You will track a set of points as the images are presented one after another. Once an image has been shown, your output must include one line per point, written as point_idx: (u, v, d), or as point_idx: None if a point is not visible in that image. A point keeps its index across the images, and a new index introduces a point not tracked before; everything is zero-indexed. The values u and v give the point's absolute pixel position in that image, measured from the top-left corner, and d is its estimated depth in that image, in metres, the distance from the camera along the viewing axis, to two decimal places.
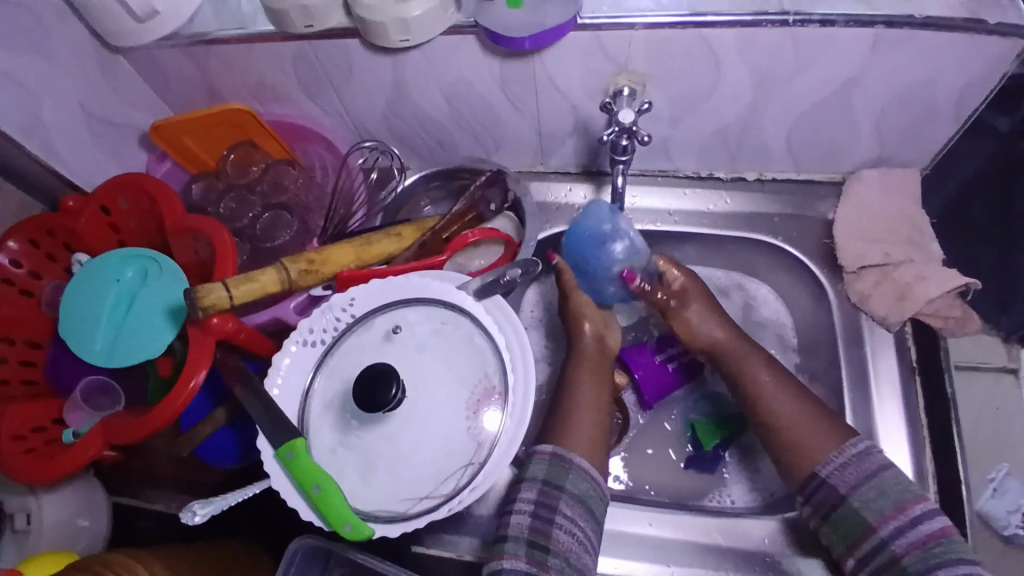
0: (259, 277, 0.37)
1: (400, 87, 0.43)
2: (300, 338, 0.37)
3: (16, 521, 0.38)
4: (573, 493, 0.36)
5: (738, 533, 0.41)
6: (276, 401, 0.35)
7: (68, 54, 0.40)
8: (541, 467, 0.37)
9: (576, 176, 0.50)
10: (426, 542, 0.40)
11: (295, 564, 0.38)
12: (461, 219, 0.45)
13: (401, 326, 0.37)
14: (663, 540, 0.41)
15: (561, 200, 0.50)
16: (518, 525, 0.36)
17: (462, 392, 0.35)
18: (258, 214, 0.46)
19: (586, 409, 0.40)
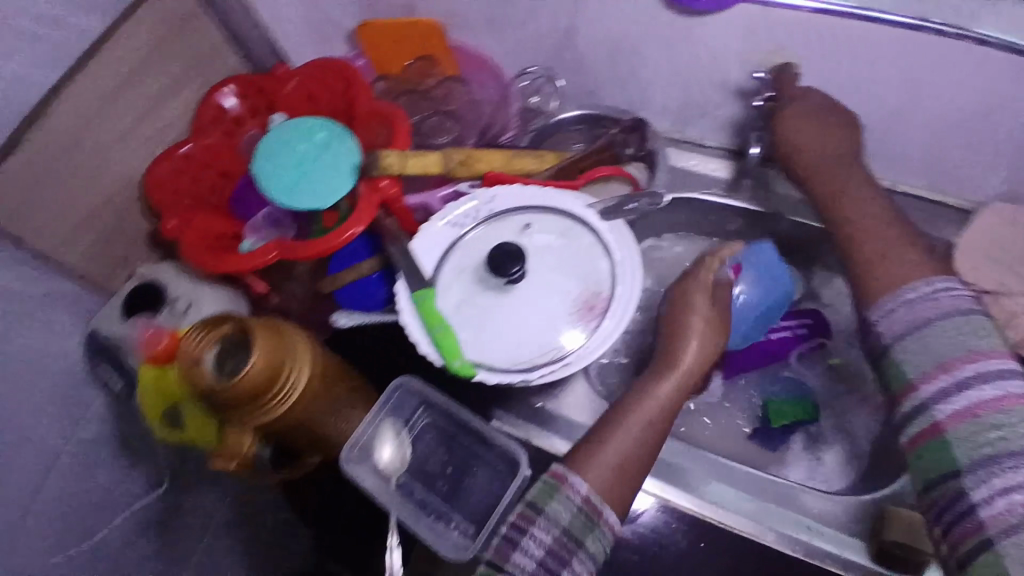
0: (427, 155, 0.44)
1: (572, 31, 0.49)
2: (445, 217, 0.42)
3: (179, 303, 0.46)
4: (590, 552, 0.33)
5: (789, 499, 0.43)
6: (417, 259, 0.41)
7: None
8: (568, 511, 0.34)
9: (713, 151, 0.53)
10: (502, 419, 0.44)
11: (395, 397, 0.43)
12: (598, 156, 0.49)
13: (531, 226, 0.42)
14: (713, 483, 0.44)
15: (691, 168, 0.53)
16: (521, 566, 0.32)
17: (573, 289, 0.40)
18: (426, 117, 0.52)
19: (636, 438, 0.38)
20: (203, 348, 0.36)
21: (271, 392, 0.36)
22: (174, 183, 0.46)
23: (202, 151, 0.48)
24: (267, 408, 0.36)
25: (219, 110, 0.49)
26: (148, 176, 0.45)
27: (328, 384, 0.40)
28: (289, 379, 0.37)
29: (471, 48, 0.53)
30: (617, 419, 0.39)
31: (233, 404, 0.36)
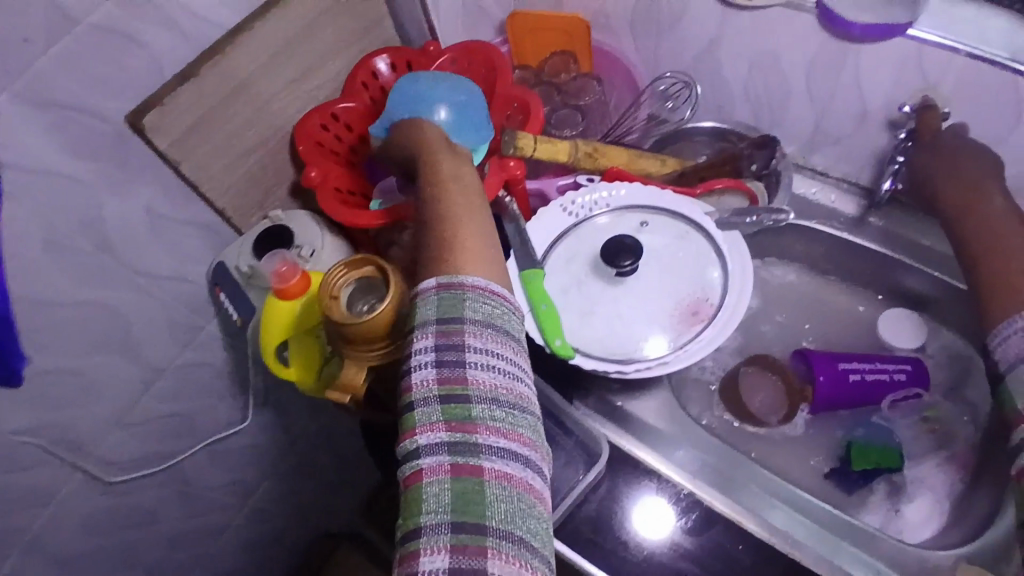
0: (558, 143, 0.45)
1: (716, 44, 0.49)
2: (563, 203, 0.43)
3: (304, 249, 0.46)
4: (475, 319, 0.30)
5: (863, 541, 0.42)
6: (531, 239, 0.43)
7: None
8: (429, 304, 0.31)
9: (835, 182, 0.53)
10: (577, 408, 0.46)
11: None
12: (721, 168, 0.48)
13: (646, 226, 0.43)
14: (782, 512, 0.43)
15: (808, 195, 0.53)
16: (423, 379, 0.29)
17: (679, 293, 0.41)
18: (556, 108, 0.53)
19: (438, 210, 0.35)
20: (338, 285, 0.37)
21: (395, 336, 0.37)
22: (319, 139, 0.49)
23: (348, 112, 0.50)
24: (389, 351, 0.37)
25: (369, 76, 0.51)
26: (296, 127, 0.48)
27: None
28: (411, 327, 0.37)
29: (613, 53, 0.54)
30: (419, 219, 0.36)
31: (359, 344, 0.36)
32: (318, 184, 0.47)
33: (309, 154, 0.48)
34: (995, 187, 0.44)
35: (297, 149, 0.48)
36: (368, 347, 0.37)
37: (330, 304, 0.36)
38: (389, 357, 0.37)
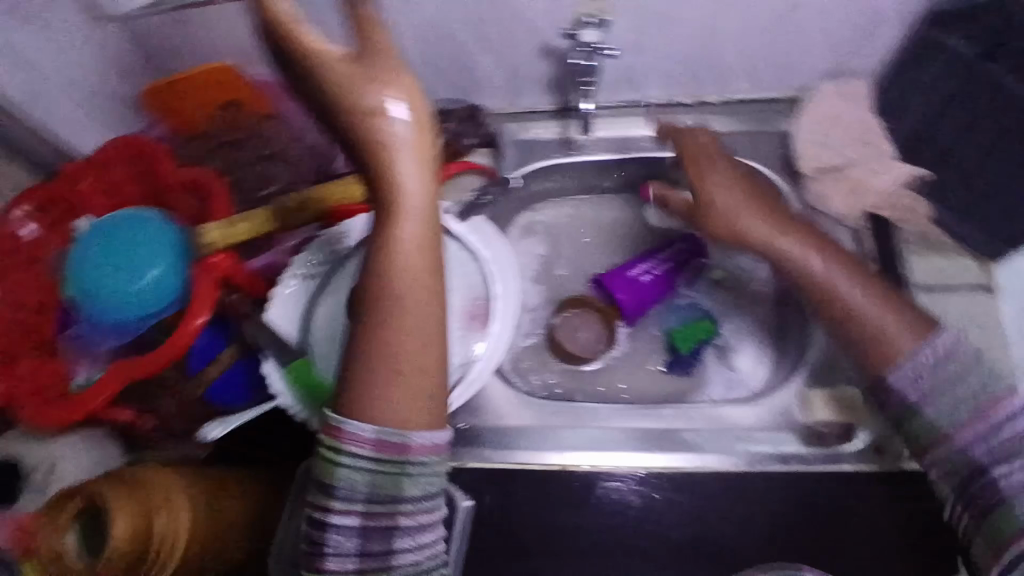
0: (241, 223, 0.50)
1: (392, 18, 0.57)
2: (295, 275, 0.52)
3: (35, 473, 0.53)
4: (410, 499, 0.40)
5: (724, 419, 0.56)
6: (278, 328, 0.50)
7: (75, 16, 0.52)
8: (364, 479, 0.39)
9: (546, 114, 0.66)
10: (457, 456, 0.55)
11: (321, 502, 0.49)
12: (432, 155, 0.58)
13: (375, 259, 0.51)
14: (650, 430, 0.56)
15: (534, 133, 0.66)
16: (348, 545, 0.40)
17: (457, 306, 0.51)
18: (215, 160, 0.56)
19: (404, 261, 0.42)
20: (60, 531, 0.42)
21: (150, 548, 0.44)
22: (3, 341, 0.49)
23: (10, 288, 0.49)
24: (155, 560, 0.45)
25: (15, 239, 0.51)
26: None
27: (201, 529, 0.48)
28: (162, 533, 0.44)
29: (263, 80, 0.59)
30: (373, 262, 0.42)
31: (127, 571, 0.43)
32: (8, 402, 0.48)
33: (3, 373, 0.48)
34: (727, 173, 0.56)
35: None
36: (136, 569, 0.44)
37: (62, 557, 0.42)
38: (162, 564, 0.45)
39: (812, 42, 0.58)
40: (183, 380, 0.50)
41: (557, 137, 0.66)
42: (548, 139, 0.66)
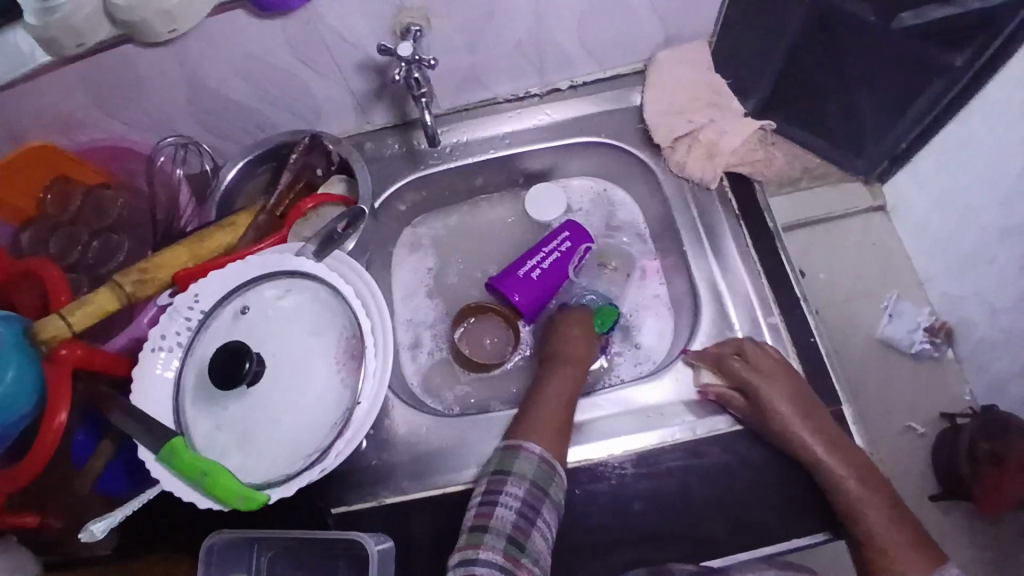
0: (95, 298, 0.71)
1: (301, 52, 0.81)
2: (154, 345, 0.69)
3: None
4: (553, 496, 0.74)
5: (671, 425, 0.83)
6: (188, 379, 0.69)
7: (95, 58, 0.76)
8: (530, 466, 0.75)
9: (457, 107, 0.98)
10: (343, 505, 0.81)
11: (215, 550, 0.73)
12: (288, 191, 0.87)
13: (244, 308, 0.71)
14: (630, 417, 0.84)
15: (454, 109, 0.98)
16: (504, 514, 0.72)
17: (329, 350, 0.69)
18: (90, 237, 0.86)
19: (554, 403, 0.81)
20: None
21: None
22: None
23: None
24: None
25: None
26: None
27: None
28: None
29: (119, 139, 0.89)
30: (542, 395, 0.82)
31: None
32: None
33: None
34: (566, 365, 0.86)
35: None
36: None
37: None
38: None
39: (640, 16, 0.88)
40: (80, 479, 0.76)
41: (484, 101, 0.98)
42: (461, 131, 0.98)
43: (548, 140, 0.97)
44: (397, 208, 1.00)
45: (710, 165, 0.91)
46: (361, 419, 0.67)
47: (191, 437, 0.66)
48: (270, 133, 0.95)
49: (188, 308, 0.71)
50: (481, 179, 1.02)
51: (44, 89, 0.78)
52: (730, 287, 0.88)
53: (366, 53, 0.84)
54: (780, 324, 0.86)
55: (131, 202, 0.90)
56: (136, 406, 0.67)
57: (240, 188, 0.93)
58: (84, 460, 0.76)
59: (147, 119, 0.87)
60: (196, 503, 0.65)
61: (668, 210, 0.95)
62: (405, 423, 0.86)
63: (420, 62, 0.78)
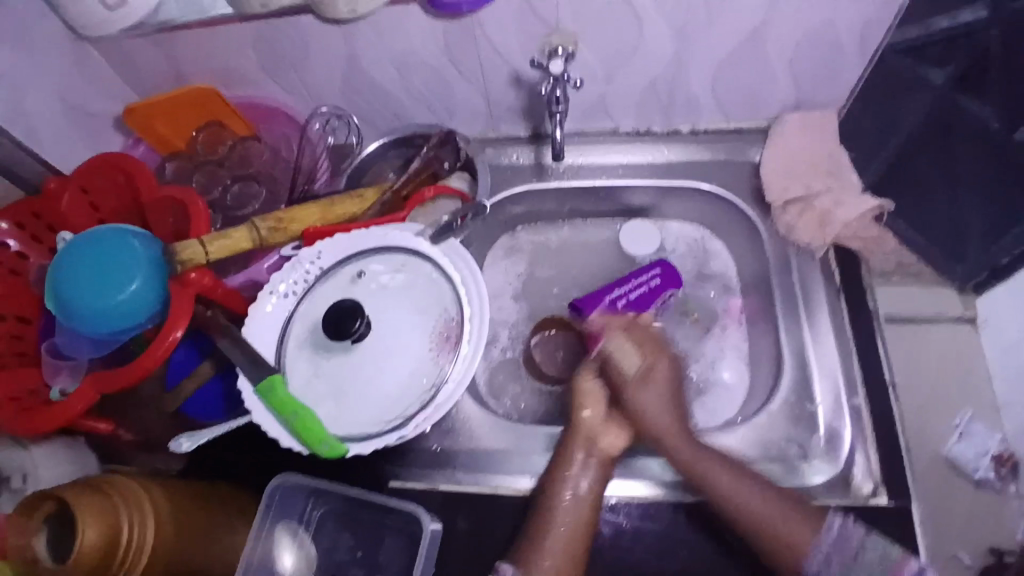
0: (234, 237, 0.77)
1: (452, 52, 0.87)
2: (275, 290, 0.76)
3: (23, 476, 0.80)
4: None
5: None
6: (296, 325, 0.75)
7: (270, 25, 0.84)
8: None
9: (578, 133, 1.02)
10: (403, 479, 0.84)
11: (280, 486, 0.78)
12: (415, 179, 0.93)
13: (359, 273, 0.76)
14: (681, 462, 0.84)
15: (575, 133, 1.02)
16: None
17: (431, 327, 0.73)
18: (228, 186, 0.95)
19: (565, 507, 0.77)
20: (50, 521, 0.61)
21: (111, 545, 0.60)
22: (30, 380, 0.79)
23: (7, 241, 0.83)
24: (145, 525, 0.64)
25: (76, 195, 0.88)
26: None
27: (176, 509, 0.68)
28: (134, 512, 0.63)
29: (273, 101, 0.97)
30: (544, 486, 0.80)
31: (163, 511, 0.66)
32: (51, 415, 0.79)
33: (42, 419, 0.79)
34: (561, 464, 0.80)
35: (24, 422, 0.78)
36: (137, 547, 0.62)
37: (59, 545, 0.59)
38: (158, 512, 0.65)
39: (776, 77, 0.90)
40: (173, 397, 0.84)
41: (605, 131, 1.01)
42: (578, 153, 1.02)
43: (659, 178, 1.00)
44: (501, 214, 1.05)
45: (819, 235, 0.91)
46: (444, 399, 0.70)
47: (290, 379, 0.72)
48: (403, 124, 1.01)
49: (309, 262, 0.77)
50: (586, 205, 1.06)
51: (224, 38, 0.87)
52: (815, 358, 0.88)
53: (514, 67, 0.89)
54: (862, 407, 0.85)
55: (272, 158, 0.98)
56: (246, 338, 0.73)
57: (368, 167, 0.99)
58: (180, 380, 0.84)
59: (302, 88, 0.95)
60: (280, 439, 0.70)
61: (766, 270, 0.96)
62: (468, 416, 0.88)
63: (566, 82, 0.83)
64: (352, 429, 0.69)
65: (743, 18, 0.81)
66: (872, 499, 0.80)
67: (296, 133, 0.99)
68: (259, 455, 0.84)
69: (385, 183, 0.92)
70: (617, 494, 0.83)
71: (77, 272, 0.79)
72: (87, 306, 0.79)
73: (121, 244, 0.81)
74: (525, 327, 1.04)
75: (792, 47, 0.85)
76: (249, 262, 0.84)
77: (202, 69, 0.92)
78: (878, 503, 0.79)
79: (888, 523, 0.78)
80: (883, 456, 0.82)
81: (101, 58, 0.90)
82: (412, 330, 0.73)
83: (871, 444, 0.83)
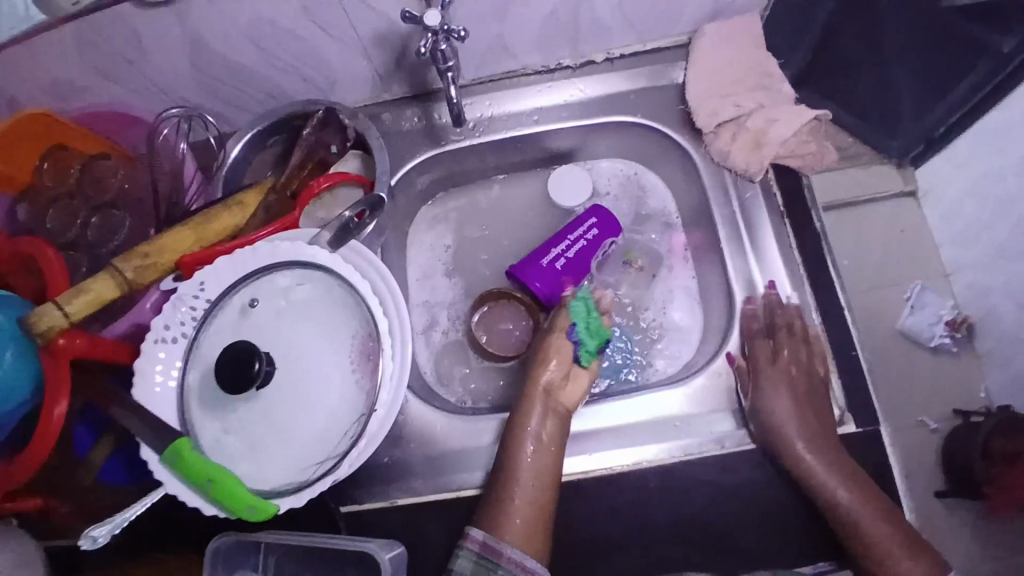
0: (93, 288, 0.66)
1: (310, 10, 0.73)
2: (157, 338, 0.65)
3: None
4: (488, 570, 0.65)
5: (698, 430, 0.78)
6: (191, 375, 0.64)
7: (83, 24, 0.69)
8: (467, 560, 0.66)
9: (479, 82, 0.91)
10: (360, 503, 0.78)
11: (223, 545, 0.71)
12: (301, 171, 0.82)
13: (253, 302, 0.66)
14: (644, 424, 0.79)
15: (476, 80, 0.90)
16: None
17: (347, 351, 0.64)
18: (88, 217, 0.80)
19: (527, 464, 0.72)
20: None
21: None
22: None
23: None
24: None
25: None
26: None
27: None
28: None
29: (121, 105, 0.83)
30: (504, 448, 0.74)
31: None
32: None
33: None
34: (518, 420, 0.75)
35: None
36: None
37: None
38: None
39: None
40: (82, 474, 0.74)
41: (505, 74, 0.90)
42: (484, 105, 0.91)
43: (578, 118, 0.90)
44: (413, 187, 0.94)
45: (757, 157, 0.84)
46: (377, 427, 0.63)
47: (197, 440, 0.62)
48: (280, 102, 0.88)
49: (192, 297, 0.66)
50: (505, 159, 0.95)
51: (35, 45, 0.71)
52: (767, 288, 0.82)
53: (388, 21, 0.76)
54: (820, 335, 0.81)
55: (133, 174, 0.84)
56: (136, 401, 0.63)
57: (247, 162, 0.86)
58: (86, 455, 0.75)
59: (148, 84, 0.80)
60: (201, 507, 0.62)
61: (705, 202, 0.89)
62: (418, 421, 0.81)
63: (449, 34, 0.70)
64: (281, 481, 0.62)
65: None
66: (840, 429, 0.77)
67: (145, 135, 0.86)
68: (196, 517, 0.76)
69: (265, 181, 0.80)
70: (590, 471, 0.77)
71: None
72: None
73: None
74: (464, 305, 0.95)
75: None
76: (128, 308, 0.72)
77: (22, 86, 0.76)
78: (847, 433, 0.76)
79: (858, 453, 0.75)
80: (847, 383, 0.79)
81: None
82: (325, 358, 0.64)
83: (833, 371, 0.79)
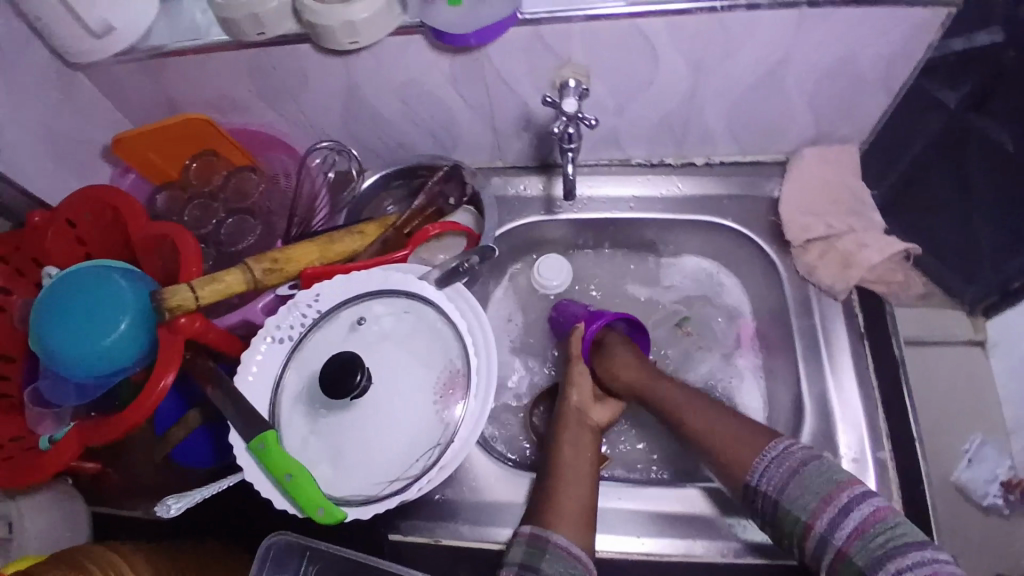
0: (224, 280, 0.73)
1: (456, 80, 0.83)
2: (269, 337, 0.71)
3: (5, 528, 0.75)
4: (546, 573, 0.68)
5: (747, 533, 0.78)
6: (290, 376, 0.70)
7: (263, 54, 0.80)
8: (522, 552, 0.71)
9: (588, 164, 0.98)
10: (404, 532, 0.80)
11: (273, 546, 0.73)
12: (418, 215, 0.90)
13: (359, 321, 0.72)
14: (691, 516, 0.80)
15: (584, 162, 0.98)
16: None
17: (436, 380, 0.69)
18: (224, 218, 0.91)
19: (574, 477, 0.77)
20: None
21: None
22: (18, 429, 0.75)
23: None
24: None
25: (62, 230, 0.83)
26: None
27: None
28: None
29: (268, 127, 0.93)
30: (547, 463, 0.80)
31: None
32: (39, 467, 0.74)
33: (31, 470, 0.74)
34: (569, 437, 0.82)
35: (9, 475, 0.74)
36: None
37: None
38: None
39: (798, 110, 0.86)
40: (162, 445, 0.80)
41: (610, 163, 0.97)
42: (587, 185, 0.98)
43: (671, 211, 0.96)
44: (508, 245, 1.01)
45: (842, 277, 0.87)
46: (451, 457, 0.67)
47: (284, 435, 0.67)
48: (407, 151, 0.97)
49: (306, 305, 0.73)
50: (596, 237, 1.02)
51: (216, 66, 0.82)
52: (837, 405, 0.84)
53: (521, 98, 0.85)
54: (887, 462, 0.81)
55: (269, 189, 0.93)
56: (237, 388, 0.69)
57: (368, 198, 0.96)
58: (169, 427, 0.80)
59: (299, 115, 0.91)
60: (273, 501, 0.66)
61: (784, 310, 0.92)
62: (473, 463, 0.84)
63: (580, 121, 0.78)
64: (352, 490, 0.65)
65: (763, 51, 0.77)
66: None
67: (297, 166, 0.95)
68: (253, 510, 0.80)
69: (385, 217, 0.88)
70: (632, 552, 0.79)
71: (61, 315, 0.75)
72: (71, 350, 0.74)
73: (102, 279, 0.77)
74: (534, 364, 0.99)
75: (813, 81, 0.81)
76: (243, 303, 0.79)
77: (195, 96, 0.88)
78: None
79: None
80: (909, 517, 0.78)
81: (89, 84, 0.86)
82: (416, 383, 0.68)
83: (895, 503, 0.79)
